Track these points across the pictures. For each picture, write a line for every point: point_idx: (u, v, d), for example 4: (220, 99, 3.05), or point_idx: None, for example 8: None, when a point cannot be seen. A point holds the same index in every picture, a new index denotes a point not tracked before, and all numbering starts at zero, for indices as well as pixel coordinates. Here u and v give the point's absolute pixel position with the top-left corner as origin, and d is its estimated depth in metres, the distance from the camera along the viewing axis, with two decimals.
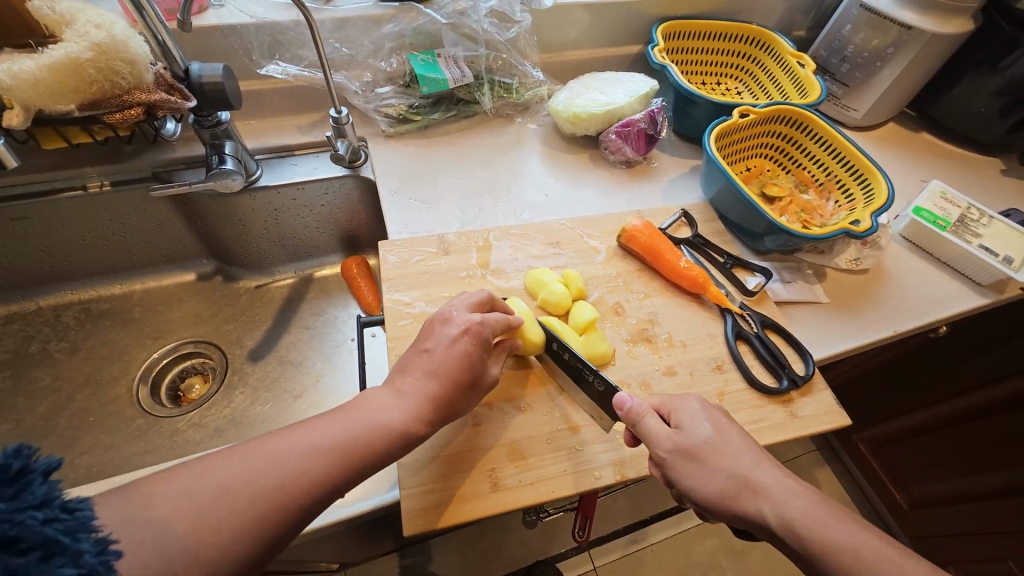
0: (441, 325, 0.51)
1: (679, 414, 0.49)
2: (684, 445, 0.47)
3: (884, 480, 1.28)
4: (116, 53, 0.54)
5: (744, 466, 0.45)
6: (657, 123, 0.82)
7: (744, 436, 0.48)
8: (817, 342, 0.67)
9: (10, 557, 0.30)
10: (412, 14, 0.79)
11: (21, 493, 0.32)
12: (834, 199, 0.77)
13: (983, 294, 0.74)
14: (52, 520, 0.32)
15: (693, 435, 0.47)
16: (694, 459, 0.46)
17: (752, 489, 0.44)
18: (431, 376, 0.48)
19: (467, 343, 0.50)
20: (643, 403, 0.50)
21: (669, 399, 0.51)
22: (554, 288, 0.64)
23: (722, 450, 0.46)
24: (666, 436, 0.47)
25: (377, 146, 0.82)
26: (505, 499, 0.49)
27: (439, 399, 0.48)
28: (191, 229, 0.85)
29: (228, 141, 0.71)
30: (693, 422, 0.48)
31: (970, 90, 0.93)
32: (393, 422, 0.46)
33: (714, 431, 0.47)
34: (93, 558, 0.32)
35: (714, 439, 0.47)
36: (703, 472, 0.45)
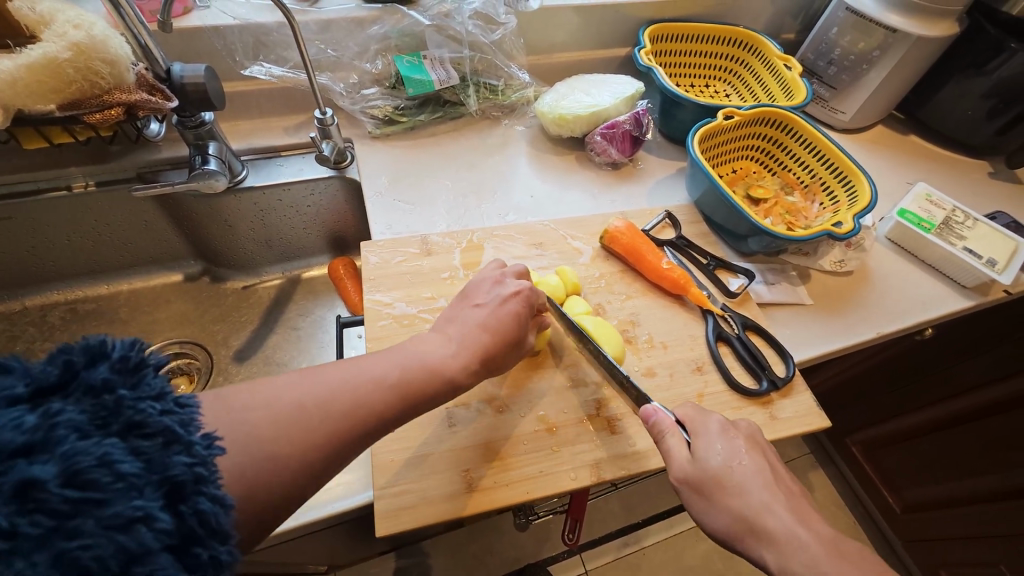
0: (493, 286, 0.54)
1: (699, 436, 0.47)
2: (694, 474, 0.45)
3: (877, 483, 1.28)
4: (95, 53, 0.55)
5: (755, 506, 0.43)
6: (642, 124, 0.82)
7: (765, 471, 0.45)
8: (800, 344, 0.67)
9: (136, 440, 0.30)
10: (397, 16, 0.79)
11: (140, 384, 0.32)
12: (819, 201, 0.77)
13: (968, 296, 0.74)
14: (168, 413, 0.32)
15: (705, 464, 0.45)
16: (702, 491, 0.45)
17: (755, 532, 0.42)
18: (485, 329, 0.50)
19: (518, 304, 0.53)
20: (666, 420, 0.49)
21: (693, 418, 0.49)
22: (550, 277, 0.64)
23: (734, 486, 0.44)
24: (679, 457, 0.47)
25: (363, 147, 0.82)
26: (479, 500, 0.49)
27: (487, 352, 0.49)
28: (177, 229, 0.85)
29: (212, 142, 0.71)
30: (710, 448, 0.46)
31: (957, 93, 0.93)
32: (444, 365, 0.46)
33: (728, 463, 0.45)
34: (204, 451, 0.32)
35: (726, 471, 0.45)
36: (710, 506, 0.44)
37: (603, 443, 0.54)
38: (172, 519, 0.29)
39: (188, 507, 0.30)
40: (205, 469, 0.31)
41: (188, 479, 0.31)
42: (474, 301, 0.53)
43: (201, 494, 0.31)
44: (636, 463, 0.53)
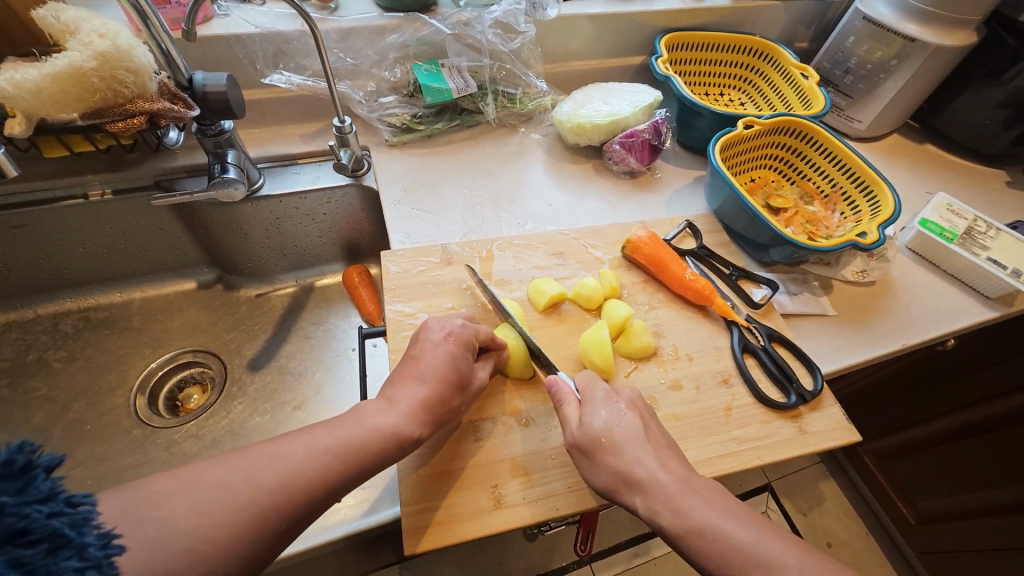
0: (435, 333, 0.52)
1: (588, 402, 0.49)
2: (580, 437, 0.47)
3: (891, 494, 1.26)
4: (119, 62, 0.54)
5: (630, 462, 0.45)
6: (661, 133, 0.82)
7: (642, 427, 0.48)
8: (824, 356, 0.66)
9: (18, 548, 0.30)
10: (416, 24, 0.79)
11: (27, 488, 0.32)
12: (840, 211, 0.77)
13: (991, 307, 0.74)
14: (56, 514, 0.33)
15: (590, 427, 0.47)
16: (588, 450, 0.47)
17: (631, 482, 0.44)
18: (420, 382, 0.48)
19: (453, 346, 0.51)
20: (564, 387, 0.51)
21: (585, 385, 0.51)
22: (587, 281, 0.65)
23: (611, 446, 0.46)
24: (568, 422, 0.49)
25: (380, 155, 0.82)
26: (507, 517, 0.48)
27: (433, 402, 0.48)
28: (192, 237, 0.85)
29: (231, 150, 0.70)
30: (593, 412, 0.48)
31: (973, 102, 0.93)
32: (388, 426, 0.45)
33: (613, 421, 0.48)
34: (97, 552, 0.33)
35: (606, 432, 0.47)
36: (594, 467, 0.46)
37: None
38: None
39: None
40: (98, 570, 0.32)
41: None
42: (423, 362, 0.50)
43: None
44: None
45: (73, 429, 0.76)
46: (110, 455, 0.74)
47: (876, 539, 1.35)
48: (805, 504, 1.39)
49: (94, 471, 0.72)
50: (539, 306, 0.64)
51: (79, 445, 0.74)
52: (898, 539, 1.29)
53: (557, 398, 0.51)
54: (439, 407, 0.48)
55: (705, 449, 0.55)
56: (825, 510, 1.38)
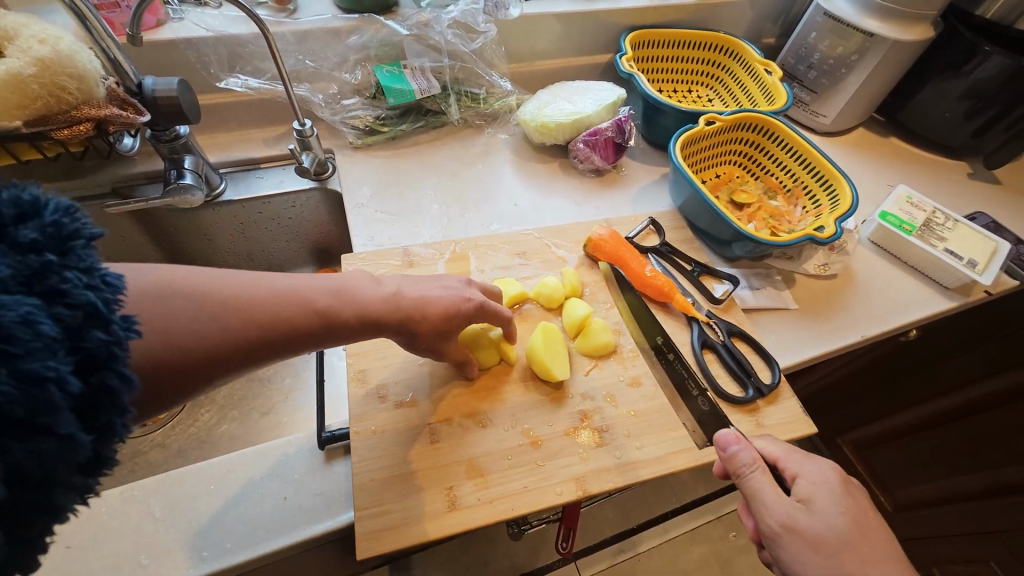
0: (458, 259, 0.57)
1: (804, 483, 0.48)
2: (800, 523, 0.45)
3: (868, 483, 1.28)
4: (61, 68, 0.53)
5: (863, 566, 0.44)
6: (625, 131, 0.82)
7: (851, 518, 0.46)
8: (785, 349, 0.67)
9: None
10: (375, 25, 0.78)
11: (68, 254, 0.29)
12: (802, 205, 0.78)
13: (950, 298, 0.75)
14: (92, 288, 0.29)
15: (824, 522, 0.45)
16: (813, 542, 0.44)
17: None
18: (434, 284, 0.51)
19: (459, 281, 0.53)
20: (753, 457, 0.48)
21: (783, 455, 0.49)
22: (548, 280, 0.65)
23: (820, 533, 0.45)
24: (776, 502, 0.46)
25: (344, 158, 0.82)
26: (461, 519, 0.48)
27: (435, 301, 0.49)
28: (156, 244, 0.84)
29: (187, 155, 0.70)
30: (825, 504, 0.46)
31: (934, 96, 0.94)
32: (379, 305, 0.46)
33: (836, 512, 0.46)
34: None
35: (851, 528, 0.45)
36: (823, 564, 0.44)
37: (589, 456, 0.53)
38: (82, 387, 0.28)
39: (98, 381, 0.29)
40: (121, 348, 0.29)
41: (101, 353, 0.29)
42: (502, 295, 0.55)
43: (111, 370, 0.29)
44: (622, 475, 0.52)
45: None
46: None
47: None
48: None
49: None
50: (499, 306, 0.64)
51: None
52: (878, 527, 1.31)
53: (736, 464, 0.48)
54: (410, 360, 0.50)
55: (662, 445, 0.55)
56: None
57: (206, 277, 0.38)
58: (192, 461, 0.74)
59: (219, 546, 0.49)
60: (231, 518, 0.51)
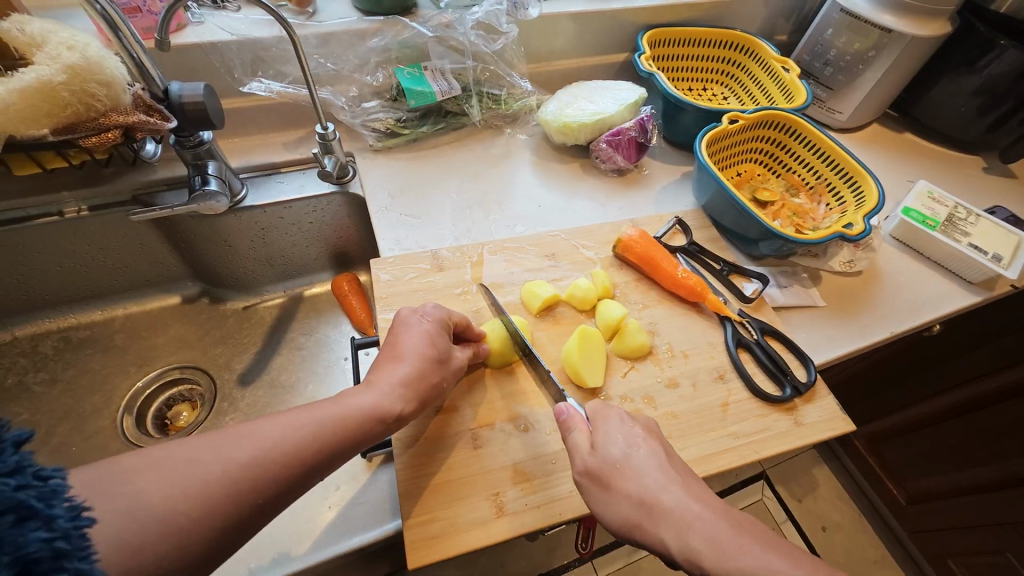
0: (411, 317, 0.53)
1: (597, 425, 0.47)
2: (595, 464, 0.45)
3: (882, 477, 1.29)
4: (90, 75, 0.53)
5: (651, 488, 0.42)
6: (647, 130, 0.81)
7: (663, 457, 0.45)
8: (816, 347, 0.67)
9: None
10: (397, 27, 0.78)
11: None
12: (825, 202, 0.78)
13: (974, 292, 0.75)
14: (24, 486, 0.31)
15: (606, 451, 0.45)
16: (605, 481, 0.44)
17: (658, 521, 0.41)
18: (401, 361, 0.49)
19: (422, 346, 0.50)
20: (577, 412, 0.48)
21: (595, 409, 0.48)
22: (580, 282, 0.64)
23: (605, 467, 0.44)
24: (573, 449, 0.46)
25: (365, 161, 0.81)
26: (509, 525, 0.48)
27: (414, 379, 0.48)
28: (175, 251, 0.83)
29: (211, 162, 0.69)
30: (608, 438, 0.46)
31: (948, 91, 0.95)
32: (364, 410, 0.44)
33: (628, 449, 0.45)
34: None
35: (628, 456, 0.44)
36: (609, 496, 0.43)
37: None
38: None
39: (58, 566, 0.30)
40: (67, 542, 0.31)
41: (46, 555, 0.30)
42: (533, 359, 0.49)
43: (62, 570, 0.30)
44: None
45: (58, 454, 0.73)
46: None
47: (869, 521, 1.37)
48: (800, 490, 1.41)
49: None
50: (533, 309, 0.63)
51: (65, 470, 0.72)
52: (892, 521, 1.32)
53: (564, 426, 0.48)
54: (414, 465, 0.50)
55: (704, 445, 0.55)
56: (819, 495, 1.40)
57: (188, 464, 0.37)
58: None
59: (268, 557, 0.51)
60: (281, 531, 0.53)
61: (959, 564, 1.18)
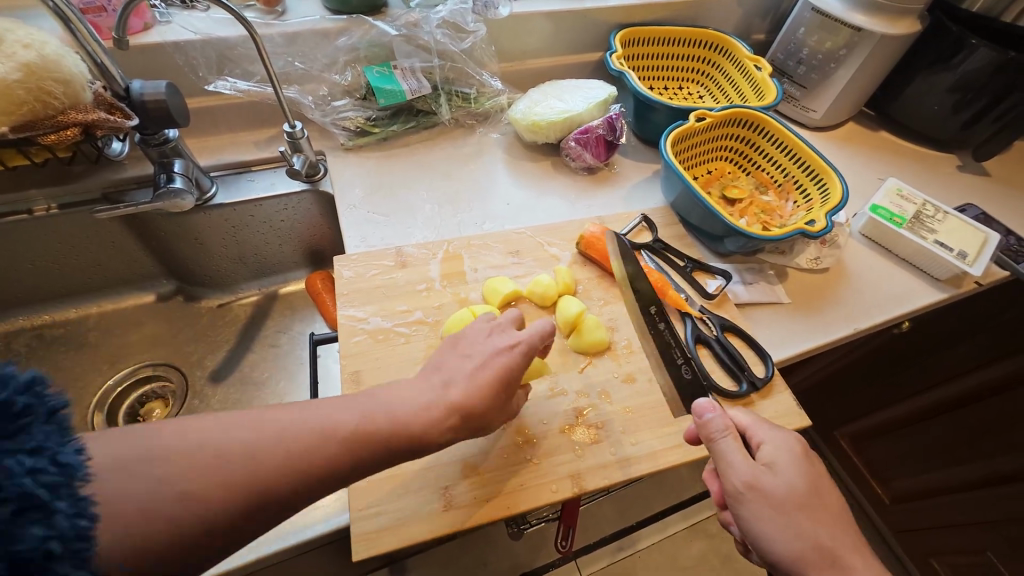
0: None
1: (768, 448, 0.49)
2: (763, 484, 0.46)
3: (864, 475, 1.29)
4: (47, 73, 0.53)
5: (807, 526, 0.45)
6: (616, 129, 0.82)
7: (820, 485, 0.48)
8: (778, 343, 0.67)
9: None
10: (365, 26, 0.78)
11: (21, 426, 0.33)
12: (793, 200, 0.78)
13: (941, 289, 0.75)
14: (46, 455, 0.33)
15: (789, 476, 0.47)
16: (778, 504, 0.45)
17: (832, 561, 0.44)
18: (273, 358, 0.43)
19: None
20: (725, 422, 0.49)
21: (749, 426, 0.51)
22: (541, 278, 0.64)
23: (780, 494, 0.46)
24: (740, 464, 0.47)
25: (336, 159, 0.81)
26: (457, 518, 0.48)
27: None
28: (146, 248, 0.83)
29: (177, 160, 0.69)
30: (777, 465, 0.48)
31: (922, 90, 0.95)
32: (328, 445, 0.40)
33: (796, 477, 0.47)
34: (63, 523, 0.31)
35: (809, 483, 0.47)
36: (782, 520, 0.45)
37: (585, 452, 0.53)
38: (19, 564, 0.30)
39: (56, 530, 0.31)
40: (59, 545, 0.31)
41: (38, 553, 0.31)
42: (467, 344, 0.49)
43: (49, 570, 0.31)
44: (618, 472, 0.52)
45: None
46: None
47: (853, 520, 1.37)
48: None
49: None
50: (493, 303, 0.64)
51: None
52: (874, 520, 1.32)
53: (707, 430, 0.49)
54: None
55: (659, 440, 0.55)
56: None
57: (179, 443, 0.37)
58: None
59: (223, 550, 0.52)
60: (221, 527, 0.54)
61: (942, 564, 1.18)
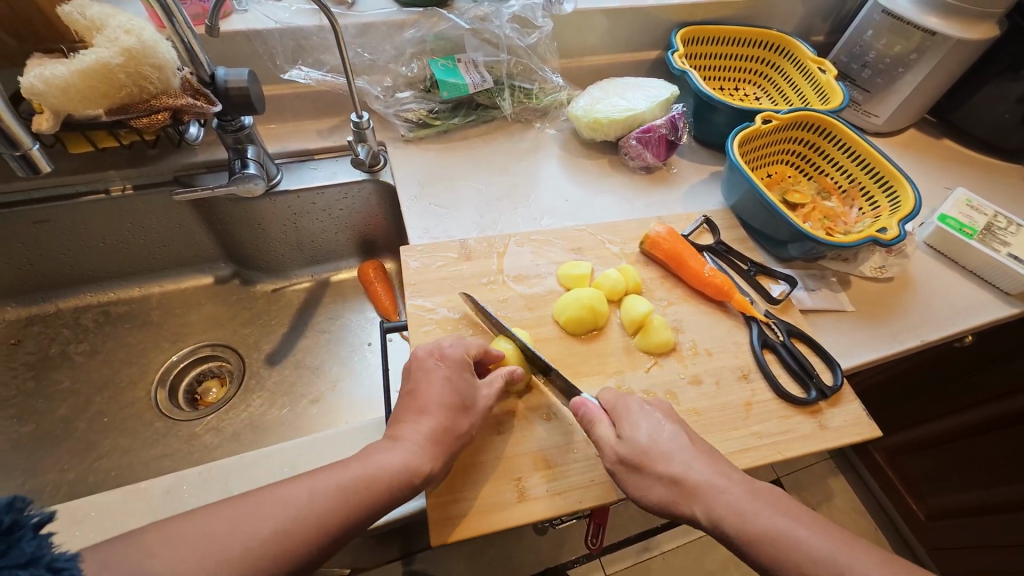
0: (427, 361, 0.52)
1: (623, 418, 0.49)
2: (625, 455, 0.47)
3: (901, 490, 1.26)
4: (145, 58, 0.55)
5: (683, 469, 0.46)
6: (678, 128, 0.81)
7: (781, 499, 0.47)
8: (843, 352, 0.66)
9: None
10: (434, 19, 0.79)
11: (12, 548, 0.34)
12: (858, 206, 0.77)
13: (1011, 303, 0.73)
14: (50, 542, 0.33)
15: (634, 440, 0.48)
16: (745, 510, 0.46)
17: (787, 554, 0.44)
18: (425, 414, 0.49)
19: (447, 370, 0.51)
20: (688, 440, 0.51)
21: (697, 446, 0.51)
22: (611, 272, 0.65)
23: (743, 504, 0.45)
24: (607, 445, 0.48)
25: (397, 150, 0.82)
26: (530, 510, 0.49)
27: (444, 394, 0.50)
28: (209, 231, 0.85)
29: (250, 146, 0.71)
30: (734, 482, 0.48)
31: (992, 98, 0.92)
32: (399, 462, 0.46)
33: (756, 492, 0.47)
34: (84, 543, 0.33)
35: (652, 444, 0.47)
36: (643, 481, 0.46)
37: None
38: None
39: None
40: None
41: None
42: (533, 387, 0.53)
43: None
44: None
45: (95, 423, 0.76)
46: (133, 447, 0.75)
47: (886, 536, 1.34)
48: (815, 500, 1.38)
49: (117, 464, 0.73)
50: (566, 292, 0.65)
51: (102, 437, 0.75)
52: (909, 535, 1.29)
53: (585, 419, 0.51)
54: (446, 434, 0.48)
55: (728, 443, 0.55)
56: (834, 505, 1.38)
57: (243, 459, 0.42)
58: (244, 446, 0.76)
59: None
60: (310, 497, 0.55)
61: None
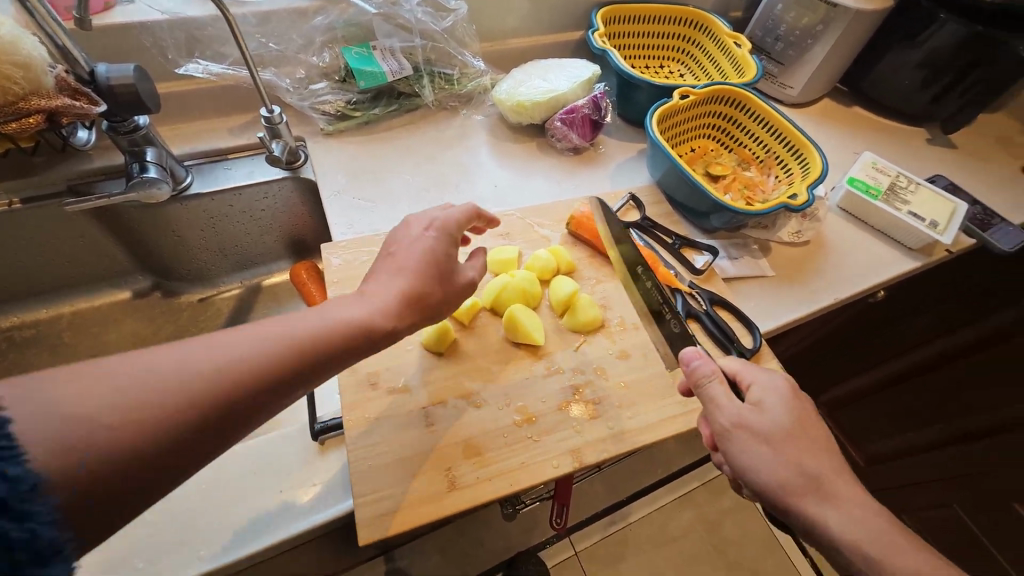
0: (418, 227, 0.51)
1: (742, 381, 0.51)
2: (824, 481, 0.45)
3: (843, 441, 1.33)
4: (6, 55, 0.51)
5: (786, 416, 0.49)
6: (600, 108, 0.82)
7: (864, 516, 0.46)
8: (764, 315, 0.69)
9: None
10: (342, 5, 0.76)
11: None
12: (775, 175, 0.80)
13: (914, 258, 0.78)
14: None
15: (791, 453, 0.46)
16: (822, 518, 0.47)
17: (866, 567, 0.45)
18: (401, 275, 0.47)
19: (434, 235, 0.50)
20: (710, 368, 0.51)
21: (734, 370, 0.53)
22: (540, 253, 0.65)
23: (767, 429, 0.48)
24: (727, 406, 0.49)
25: (316, 145, 0.79)
26: (460, 498, 0.48)
27: (433, 255, 0.49)
28: (120, 243, 0.80)
29: (149, 148, 0.66)
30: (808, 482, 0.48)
31: (893, 65, 0.97)
32: (360, 316, 0.43)
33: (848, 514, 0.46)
34: None
35: (761, 394, 0.50)
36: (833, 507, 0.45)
37: (583, 429, 0.54)
38: None
39: None
40: None
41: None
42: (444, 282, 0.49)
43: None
44: (616, 445, 0.54)
45: None
46: None
47: None
48: None
49: None
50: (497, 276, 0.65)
51: None
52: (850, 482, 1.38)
53: (696, 376, 0.51)
54: (416, 298, 0.47)
55: (655, 412, 0.56)
56: None
57: None
58: None
59: (216, 544, 0.48)
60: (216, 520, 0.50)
61: (914, 519, 1.23)
